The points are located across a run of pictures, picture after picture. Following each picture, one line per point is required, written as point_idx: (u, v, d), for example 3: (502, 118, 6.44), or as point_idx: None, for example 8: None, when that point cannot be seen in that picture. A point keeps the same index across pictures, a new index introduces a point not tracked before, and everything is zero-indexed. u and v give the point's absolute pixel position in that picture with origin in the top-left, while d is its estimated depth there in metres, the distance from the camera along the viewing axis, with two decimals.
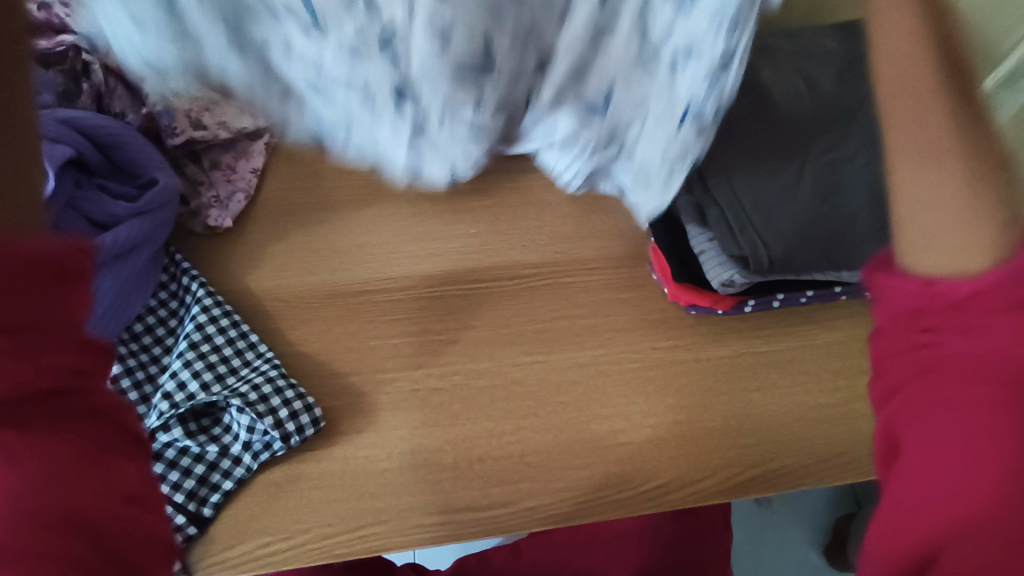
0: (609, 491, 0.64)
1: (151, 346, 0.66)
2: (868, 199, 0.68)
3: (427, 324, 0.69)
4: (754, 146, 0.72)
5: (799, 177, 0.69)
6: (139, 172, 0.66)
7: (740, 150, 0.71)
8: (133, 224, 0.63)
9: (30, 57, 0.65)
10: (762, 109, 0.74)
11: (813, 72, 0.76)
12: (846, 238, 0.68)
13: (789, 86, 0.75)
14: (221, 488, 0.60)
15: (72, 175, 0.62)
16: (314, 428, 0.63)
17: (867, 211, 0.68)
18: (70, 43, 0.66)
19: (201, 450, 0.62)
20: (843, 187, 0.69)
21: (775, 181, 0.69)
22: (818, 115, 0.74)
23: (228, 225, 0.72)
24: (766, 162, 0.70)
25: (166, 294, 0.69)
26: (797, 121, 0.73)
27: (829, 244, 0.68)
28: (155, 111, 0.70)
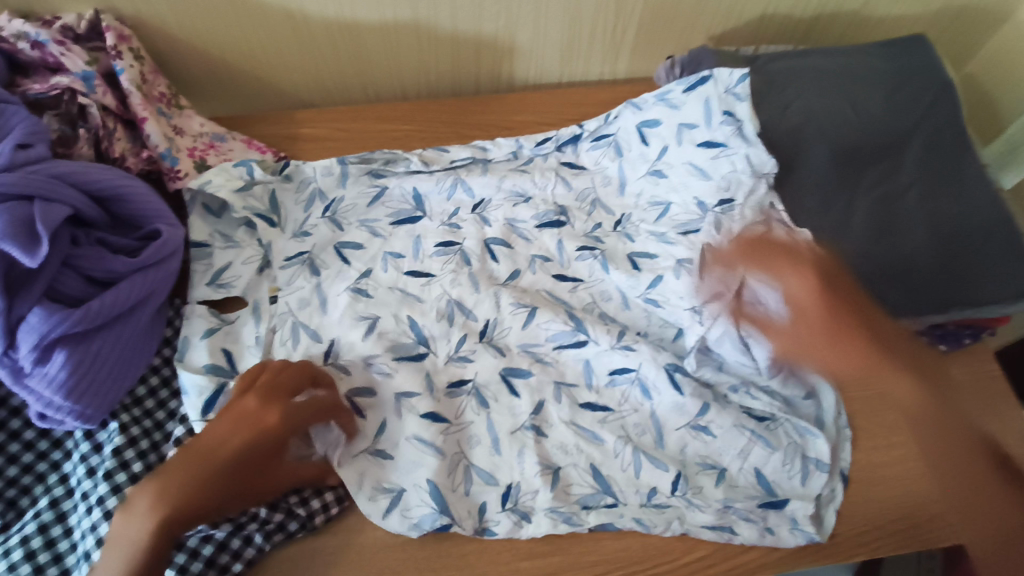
0: (645, 564, 0.59)
1: (154, 410, 0.61)
2: (921, 240, 0.66)
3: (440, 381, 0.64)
4: (799, 183, 0.69)
5: (847, 216, 0.67)
6: (140, 223, 0.63)
7: (792, 187, 0.69)
8: (133, 282, 0.59)
9: (23, 101, 0.63)
10: (799, 139, 0.71)
11: (859, 98, 0.73)
12: (907, 280, 0.64)
13: (837, 115, 0.72)
14: (230, 572, 0.56)
15: (68, 232, 0.58)
16: (339, 505, 0.59)
17: (924, 253, 0.65)
18: (65, 87, 0.63)
19: (211, 530, 0.56)
20: (898, 225, 0.67)
21: (819, 226, 0.67)
22: (867, 147, 0.70)
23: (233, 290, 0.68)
24: (816, 199, 0.68)
25: (171, 350, 0.65)
26: (845, 153, 0.70)
27: (896, 285, 0.64)
28: (156, 154, 0.68)
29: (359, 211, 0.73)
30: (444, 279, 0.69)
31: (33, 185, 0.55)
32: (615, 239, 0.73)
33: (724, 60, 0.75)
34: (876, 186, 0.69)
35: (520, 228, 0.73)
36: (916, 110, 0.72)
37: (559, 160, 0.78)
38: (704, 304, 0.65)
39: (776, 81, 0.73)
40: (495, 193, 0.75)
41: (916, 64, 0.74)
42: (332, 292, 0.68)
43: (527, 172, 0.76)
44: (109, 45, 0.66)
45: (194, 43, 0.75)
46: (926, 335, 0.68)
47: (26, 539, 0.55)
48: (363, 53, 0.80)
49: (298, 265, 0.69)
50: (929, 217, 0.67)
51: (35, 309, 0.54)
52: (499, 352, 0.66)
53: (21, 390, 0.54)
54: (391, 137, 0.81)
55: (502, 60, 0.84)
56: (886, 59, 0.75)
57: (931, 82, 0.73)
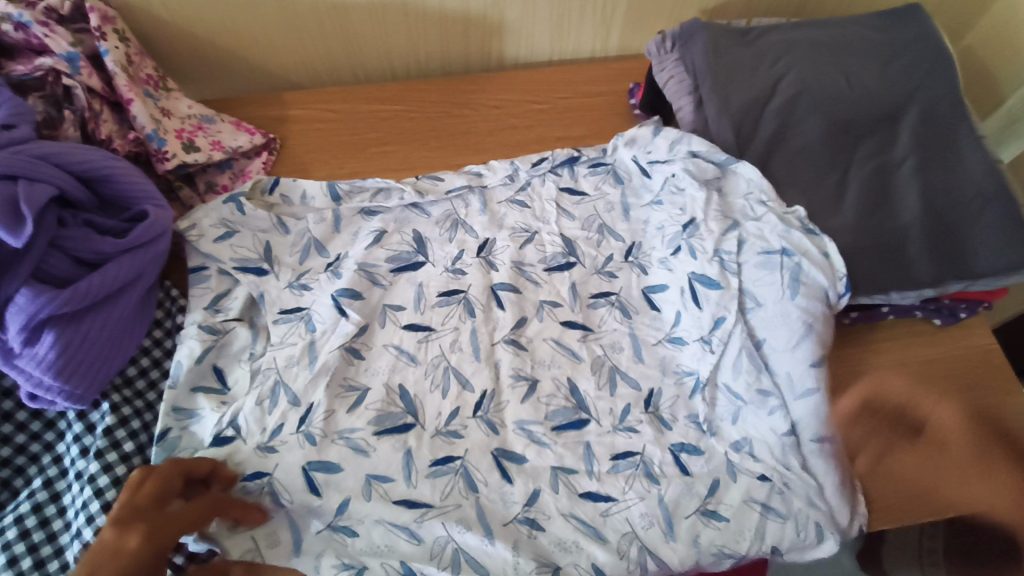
0: None
1: (145, 391, 0.62)
2: (917, 210, 0.64)
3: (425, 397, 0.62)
4: (791, 157, 0.69)
5: (841, 188, 0.66)
6: (128, 205, 0.63)
7: (785, 161, 0.69)
8: (123, 261, 0.59)
9: (8, 84, 0.63)
10: (794, 111, 0.70)
11: (854, 69, 0.71)
12: (902, 252, 0.63)
13: (832, 87, 0.70)
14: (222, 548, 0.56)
15: (55, 213, 0.58)
16: None
17: (921, 223, 0.64)
18: (49, 68, 0.63)
19: None
20: (894, 197, 0.65)
21: (815, 199, 0.66)
22: (861, 119, 0.69)
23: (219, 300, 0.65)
24: (809, 173, 0.68)
25: (161, 332, 0.65)
26: (838, 127, 0.69)
27: (890, 257, 0.63)
28: (143, 135, 0.67)
29: (355, 256, 0.68)
30: (443, 338, 0.65)
31: (17, 164, 0.54)
32: (628, 272, 0.69)
33: (716, 31, 0.74)
34: (871, 157, 0.68)
35: (527, 272, 0.69)
36: (913, 79, 0.71)
37: (556, 183, 0.75)
38: (712, 331, 0.63)
39: (768, 54, 0.73)
40: (498, 233, 0.71)
41: (911, 36, 0.74)
42: (325, 348, 0.63)
43: (526, 206, 0.74)
44: (92, 27, 0.66)
45: (180, 24, 0.74)
46: (920, 309, 0.68)
47: (20, 518, 0.55)
48: (350, 32, 0.79)
49: (294, 320, 0.65)
50: (925, 190, 0.65)
51: (23, 290, 0.54)
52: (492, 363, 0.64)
53: (11, 370, 0.54)
54: (381, 117, 0.81)
55: (491, 37, 0.83)
56: (878, 31, 0.75)
57: (927, 49, 0.72)
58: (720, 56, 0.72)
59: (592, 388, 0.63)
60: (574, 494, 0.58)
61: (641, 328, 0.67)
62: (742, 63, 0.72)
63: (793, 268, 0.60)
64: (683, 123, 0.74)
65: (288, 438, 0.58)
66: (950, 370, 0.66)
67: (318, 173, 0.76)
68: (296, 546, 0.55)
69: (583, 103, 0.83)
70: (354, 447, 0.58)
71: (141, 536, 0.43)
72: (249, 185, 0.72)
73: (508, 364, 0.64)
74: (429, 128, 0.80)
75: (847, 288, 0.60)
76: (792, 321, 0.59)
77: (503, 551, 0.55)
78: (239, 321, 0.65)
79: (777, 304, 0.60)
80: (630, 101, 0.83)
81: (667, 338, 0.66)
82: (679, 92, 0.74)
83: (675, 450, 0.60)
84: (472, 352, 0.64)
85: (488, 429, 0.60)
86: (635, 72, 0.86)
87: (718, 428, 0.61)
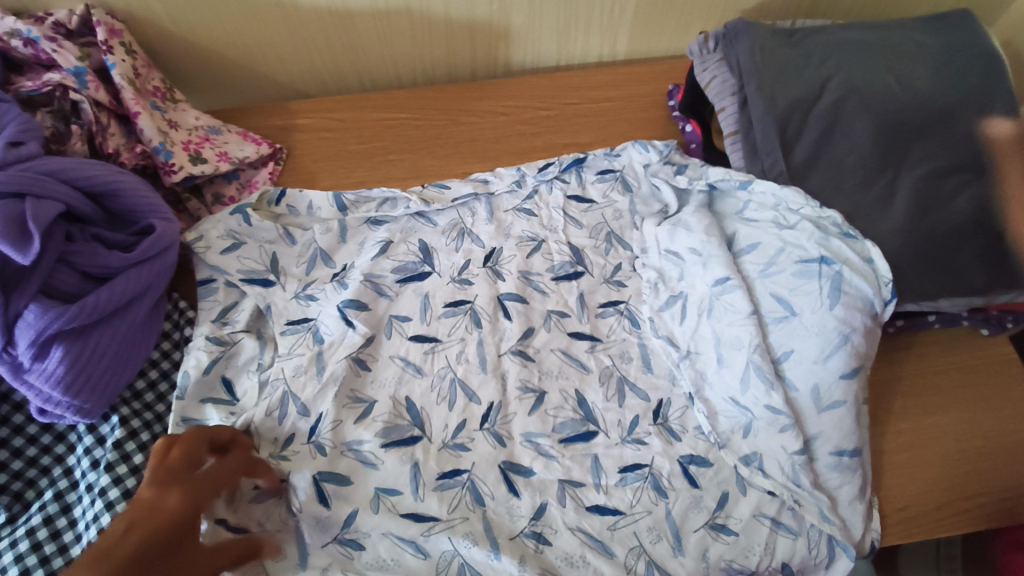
0: None
1: (154, 403, 0.62)
2: (970, 218, 0.63)
3: (430, 411, 0.61)
4: (836, 160, 0.67)
5: (892, 189, 0.65)
6: (134, 219, 0.63)
7: (832, 162, 0.67)
8: (130, 275, 0.60)
9: (17, 100, 0.63)
10: (841, 112, 0.69)
11: (905, 72, 0.70)
12: (952, 258, 0.61)
13: (881, 88, 0.69)
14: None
15: (63, 228, 0.58)
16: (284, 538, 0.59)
17: (974, 228, 0.62)
18: (57, 83, 0.64)
19: None
20: (943, 200, 0.63)
21: (864, 199, 0.65)
22: (911, 120, 0.68)
23: (221, 312, 0.66)
24: (856, 176, 0.66)
25: (169, 344, 0.65)
26: (889, 128, 0.67)
27: (940, 263, 0.61)
28: (150, 148, 0.67)
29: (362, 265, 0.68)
30: (450, 349, 0.65)
31: (24, 183, 0.55)
32: (638, 280, 0.69)
33: (761, 31, 0.73)
34: (923, 160, 0.66)
35: (535, 281, 0.69)
36: (965, 84, 0.69)
37: (564, 192, 0.74)
38: (733, 344, 0.61)
39: (814, 54, 0.72)
40: (506, 243, 0.71)
41: (961, 40, 0.73)
42: (332, 359, 0.63)
43: (533, 214, 0.73)
44: (99, 41, 0.66)
45: (187, 36, 0.74)
46: (969, 318, 0.65)
47: (32, 530, 0.55)
48: (356, 41, 0.79)
49: (302, 331, 0.65)
50: (979, 199, 0.64)
51: (31, 306, 0.54)
52: (498, 378, 0.63)
53: (20, 385, 0.55)
54: (387, 125, 0.80)
55: (497, 44, 0.82)
56: (927, 34, 0.74)
57: (977, 55, 0.71)
58: (767, 56, 0.71)
59: (599, 398, 0.63)
60: (580, 507, 0.57)
61: (648, 342, 0.66)
62: (788, 63, 0.71)
63: (839, 276, 0.58)
64: (723, 123, 0.72)
65: (300, 448, 0.58)
66: (967, 381, 0.64)
67: (325, 182, 0.76)
68: (302, 559, 0.55)
69: (591, 108, 0.82)
70: (362, 460, 0.58)
71: (175, 492, 0.45)
72: (256, 196, 0.72)
73: (514, 374, 0.63)
74: (435, 136, 0.80)
75: (892, 294, 0.59)
76: (836, 329, 0.57)
77: (508, 566, 0.54)
78: (246, 333, 0.65)
79: (815, 314, 0.58)
80: (670, 102, 0.82)
81: (676, 347, 0.65)
82: (721, 92, 0.73)
83: (684, 461, 0.59)
84: (480, 364, 0.64)
85: (494, 442, 0.60)
86: (643, 76, 0.85)
87: (728, 439, 0.60)
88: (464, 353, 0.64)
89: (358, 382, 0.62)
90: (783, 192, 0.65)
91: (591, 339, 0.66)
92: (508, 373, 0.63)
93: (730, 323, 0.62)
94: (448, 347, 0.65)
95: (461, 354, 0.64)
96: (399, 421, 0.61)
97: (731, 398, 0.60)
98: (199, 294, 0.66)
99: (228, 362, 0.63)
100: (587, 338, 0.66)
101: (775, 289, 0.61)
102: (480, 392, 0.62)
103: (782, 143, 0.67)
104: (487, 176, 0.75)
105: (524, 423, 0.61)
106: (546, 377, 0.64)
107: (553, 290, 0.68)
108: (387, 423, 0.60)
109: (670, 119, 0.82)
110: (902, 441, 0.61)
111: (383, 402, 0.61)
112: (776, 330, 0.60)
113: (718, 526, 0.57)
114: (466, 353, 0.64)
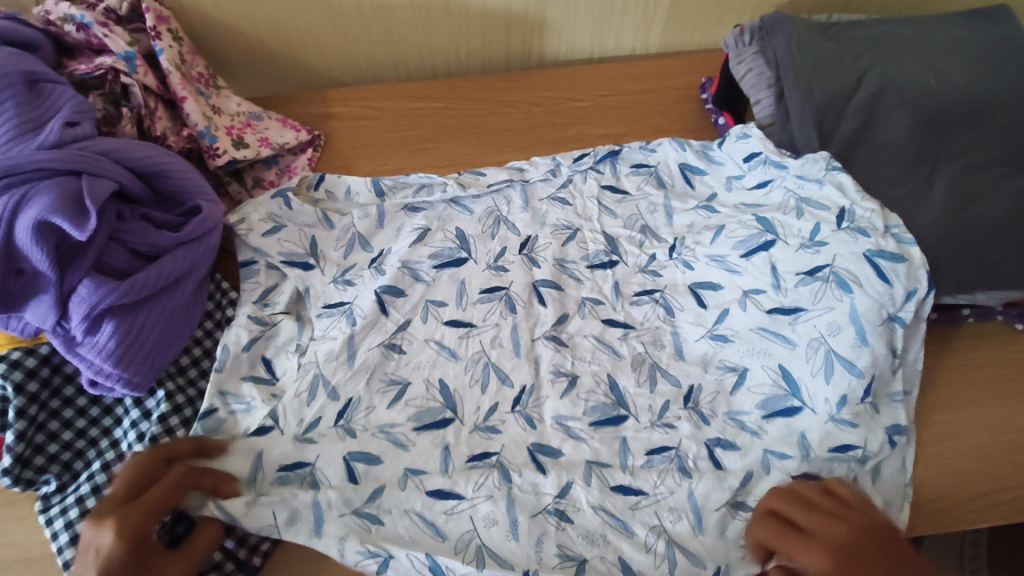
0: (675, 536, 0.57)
1: (197, 380, 0.64)
2: (1010, 212, 0.63)
3: (464, 393, 0.62)
4: (874, 151, 0.67)
5: (930, 181, 0.65)
6: (181, 200, 0.65)
7: (869, 154, 0.67)
8: (177, 255, 0.61)
9: (71, 82, 0.65)
10: (878, 106, 0.69)
11: (942, 67, 0.71)
12: (991, 253, 0.61)
13: (918, 82, 0.70)
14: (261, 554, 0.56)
15: (115, 207, 0.60)
16: None
17: (1013, 222, 0.62)
18: (109, 67, 0.66)
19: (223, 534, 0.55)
20: (981, 195, 0.64)
21: (902, 189, 0.65)
22: (948, 116, 0.68)
23: (259, 293, 0.67)
24: (893, 168, 0.66)
25: (211, 324, 0.67)
26: (926, 122, 0.68)
27: (978, 256, 0.61)
28: (196, 132, 0.69)
29: (399, 252, 0.70)
30: (484, 334, 0.66)
31: (80, 161, 0.56)
32: (673, 269, 0.69)
33: (798, 25, 0.73)
34: (960, 154, 0.66)
35: (570, 269, 0.70)
36: (1003, 79, 0.70)
37: (598, 181, 0.75)
38: (768, 333, 0.62)
39: (851, 48, 0.72)
40: (540, 230, 0.72)
41: (1002, 36, 0.73)
42: (365, 344, 0.64)
43: (567, 203, 0.74)
44: (149, 27, 0.68)
45: (231, 24, 0.76)
46: (1002, 313, 0.66)
47: (81, 498, 0.57)
48: (393, 30, 0.80)
49: (337, 315, 0.66)
50: (1017, 192, 0.64)
51: (85, 281, 0.55)
52: (531, 362, 0.64)
53: (72, 357, 0.56)
54: (422, 114, 0.82)
55: (532, 35, 0.83)
56: (965, 29, 0.74)
57: (1015, 51, 0.71)
58: (804, 48, 0.71)
59: (630, 381, 0.64)
60: (606, 487, 0.58)
61: (680, 329, 0.66)
62: (827, 57, 0.71)
63: (881, 266, 0.59)
64: (760, 115, 0.73)
65: (335, 428, 0.59)
66: (1003, 375, 0.64)
67: (361, 169, 0.78)
68: (317, 526, 0.54)
69: (624, 100, 0.83)
70: (394, 441, 0.59)
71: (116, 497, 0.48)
72: (295, 181, 0.74)
73: (547, 357, 0.65)
74: (469, 125, 0.81)
75: (931, 283, 0.59)
76: (874, 320, 0.58)
77: (528, 544, 0.55)
78: (285, 315, 0.66)
79: (852, 304, 0.58)
80: (703, 95, 0.83)
81: (710, 334, 0.65)
82: (757, 85, 0.73)
83: (711, 443, 0.60)
84: (514, 349, 0.65)
85: (524, 425, 0.61)
86: (676, 68, 0.85)
87: (760, 426, 0.60)
88: (499, 340, 0.65)
89: (396, 365, 0.64)
90: (824, 190, 0.64)
91: (622, 327, 0.67)
92: (542, 358, 0.65)
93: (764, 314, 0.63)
94: (485, 332, 0.66)
95: (494, 339, 0.65)
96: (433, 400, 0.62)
97: (765, 389, 0.61)
98: (242, 275, 0.68)
99: (268, 342, 0.65)
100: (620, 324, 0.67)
101: (817, 283, 0.61)
102: (513, 375, 0.63)
103: (820, 133, 0.68)
104: (521, 165, 0.76)
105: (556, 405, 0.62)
106: (582, 364, 0.64)
107: (585, 277, 0.70)
108: (422, 404, 0.62)
109: (703, 111, 0.82)
110: (938, 433, 0.61)
111: (419, 383, 0.63)
112: (813, 321, 0.60)
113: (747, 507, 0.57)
114: (502, 339, 0.65)
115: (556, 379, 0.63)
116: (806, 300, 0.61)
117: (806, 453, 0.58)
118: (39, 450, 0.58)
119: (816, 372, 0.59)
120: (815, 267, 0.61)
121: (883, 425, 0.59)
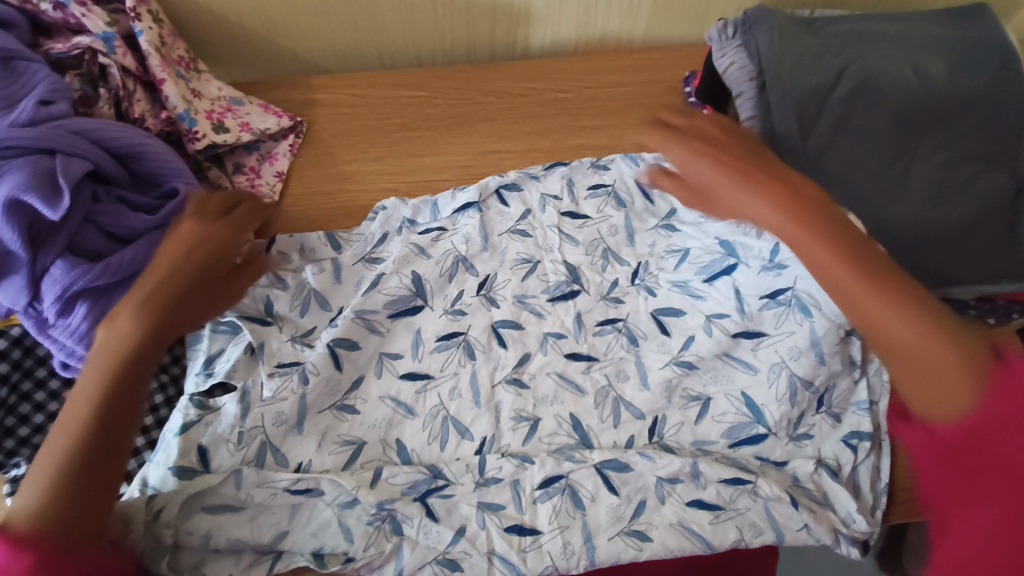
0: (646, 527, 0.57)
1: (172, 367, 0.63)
2: (981, 208, 0.65)
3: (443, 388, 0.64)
4: (852, 145, 0.68)
5: (908, 174, 0.67)
6: (159, 181, 0.64)
7: (848, 148, 0.68)
8: (153, 236, 0.60)
9: (47, 61, 0.64)
10: (858, 103, 0.70)
11: (921, 62, 0.72)
12: (966, 244, 0.64)
13: (897, 78, 0.70)
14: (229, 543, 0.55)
15: (90, 188, 0.59)
16: None
17: (983, 217, 0.64)
18: (86, 46, 0.65)
19: None
20: (956, 191, 0.65)
21: (881, 182, 0.66)
22: (927, 112, 0.69)
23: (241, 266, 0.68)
24: (872, 163, 0.67)
25: None
26: (904, 118, 0.69)
27: (951, 249, 0.64)
28: (175, 115, 0.69)
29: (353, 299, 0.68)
30: (442, 387, 0.64)
31: (54, 140, 0.56)
32: (635, 296, 0.69)
33: (781, 19, 0.73)
34: (937, 150, 0.67)
35: (530, 304, 0.68)
36: (980, 76, 0.71)
37: (557, 209, 0.74)
38: (725, 355, 0.63)
39: (833, 43, 0.73)
40: (499, 266, 0.70)
41: (981, 34, 0.73)
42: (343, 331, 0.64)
43: (527, 236, 0.72)
44: (128, 8, 0.68)
45: (214, 8, 0.76)
46: (974, 307, 0.67)
47: None
48: (378, 17, 0.80)
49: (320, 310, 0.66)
50: (990, 188, 0.65)
51: (57, 262, 0.55)
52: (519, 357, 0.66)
53: (44, 339, 0.56)
54: (406, 103, 0.81)
55: (517, 25, 0.83)
56: (946, 27, 0.75)
57: (991, 49, 0.72)
58: (786, 43, 0.72)
59: (589, 487, 0.58)
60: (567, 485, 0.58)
61: (661, 334, 0.66)
62: (808, 51, 0.72)
63: None
64: (742, 108, 0.73)
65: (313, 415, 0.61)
66: None
67: (343, 156, 0.77)
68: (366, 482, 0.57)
69: (608, 92, 0.83)
70: (389, 439, 0.61)
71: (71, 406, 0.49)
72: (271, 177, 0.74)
73: (530, 363, 0.65)
74: (453, 114, 0.81)
75: None
76: (836, 337, 0.59)
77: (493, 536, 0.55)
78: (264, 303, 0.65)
79: (813, 325, 0.60)
80: (686, 88, 0.83)
81: (675, 360, 0.64)
82: (740, 78, 0.73)
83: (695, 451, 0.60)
84: (489, 356, 0.65)
85: (483, 522, 0.56)
86: (660, 61, 0.86)
87: (728, 453, 0.61)
88: (472, 340, 0.66)
89: (377, 357, 0.65)
90: None
91: (596, 317, 0.68)
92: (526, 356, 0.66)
93: (725, 334, 0.64)
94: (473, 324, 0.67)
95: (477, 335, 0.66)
96: (410, 407, 0.63)
97: (728, 418, 0.62)
98: None
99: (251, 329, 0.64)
100: (594, 324, 0.68)
101: (780, 306, 0.62)
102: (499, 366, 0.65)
103: (801, 127, 0.69)
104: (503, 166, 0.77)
105: (525, 407, 0.63)
106: (562, 377, 0.65)
107: (565, 269, 0.70)
108: (404, 400, 0.63)
109: (686, 105, 0.83)
110: None
111: (401, 386, 0.63)
112: (769, 347, 0.62)
113: (715, 505, 0.56)
114: (475, 338, 0.66)
115: (517, 468, 0.59)
116: (769, 325, 0.62)
117: (779, 429, 0.60)
118: (9, 433, 0.57)
119: (778, 398, 0.61)
120: (776, 290, 0.63)
121: (842, 433, 0.61)
